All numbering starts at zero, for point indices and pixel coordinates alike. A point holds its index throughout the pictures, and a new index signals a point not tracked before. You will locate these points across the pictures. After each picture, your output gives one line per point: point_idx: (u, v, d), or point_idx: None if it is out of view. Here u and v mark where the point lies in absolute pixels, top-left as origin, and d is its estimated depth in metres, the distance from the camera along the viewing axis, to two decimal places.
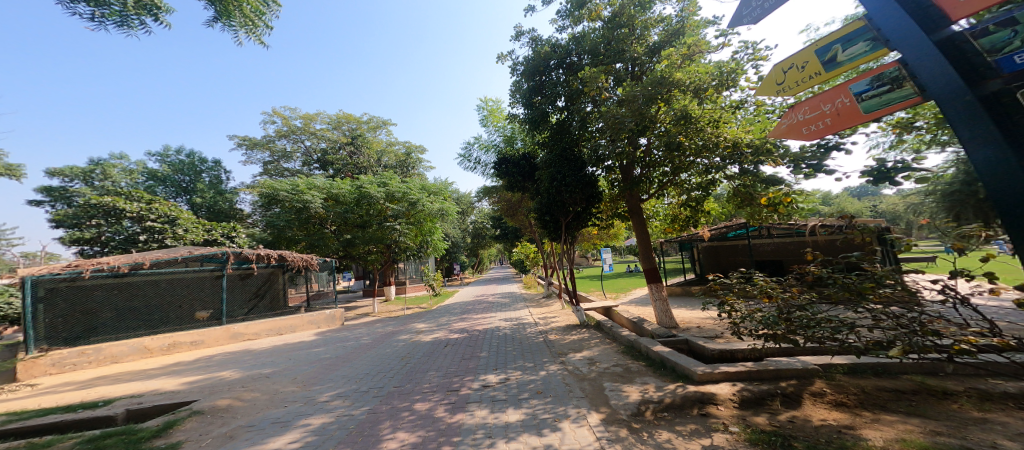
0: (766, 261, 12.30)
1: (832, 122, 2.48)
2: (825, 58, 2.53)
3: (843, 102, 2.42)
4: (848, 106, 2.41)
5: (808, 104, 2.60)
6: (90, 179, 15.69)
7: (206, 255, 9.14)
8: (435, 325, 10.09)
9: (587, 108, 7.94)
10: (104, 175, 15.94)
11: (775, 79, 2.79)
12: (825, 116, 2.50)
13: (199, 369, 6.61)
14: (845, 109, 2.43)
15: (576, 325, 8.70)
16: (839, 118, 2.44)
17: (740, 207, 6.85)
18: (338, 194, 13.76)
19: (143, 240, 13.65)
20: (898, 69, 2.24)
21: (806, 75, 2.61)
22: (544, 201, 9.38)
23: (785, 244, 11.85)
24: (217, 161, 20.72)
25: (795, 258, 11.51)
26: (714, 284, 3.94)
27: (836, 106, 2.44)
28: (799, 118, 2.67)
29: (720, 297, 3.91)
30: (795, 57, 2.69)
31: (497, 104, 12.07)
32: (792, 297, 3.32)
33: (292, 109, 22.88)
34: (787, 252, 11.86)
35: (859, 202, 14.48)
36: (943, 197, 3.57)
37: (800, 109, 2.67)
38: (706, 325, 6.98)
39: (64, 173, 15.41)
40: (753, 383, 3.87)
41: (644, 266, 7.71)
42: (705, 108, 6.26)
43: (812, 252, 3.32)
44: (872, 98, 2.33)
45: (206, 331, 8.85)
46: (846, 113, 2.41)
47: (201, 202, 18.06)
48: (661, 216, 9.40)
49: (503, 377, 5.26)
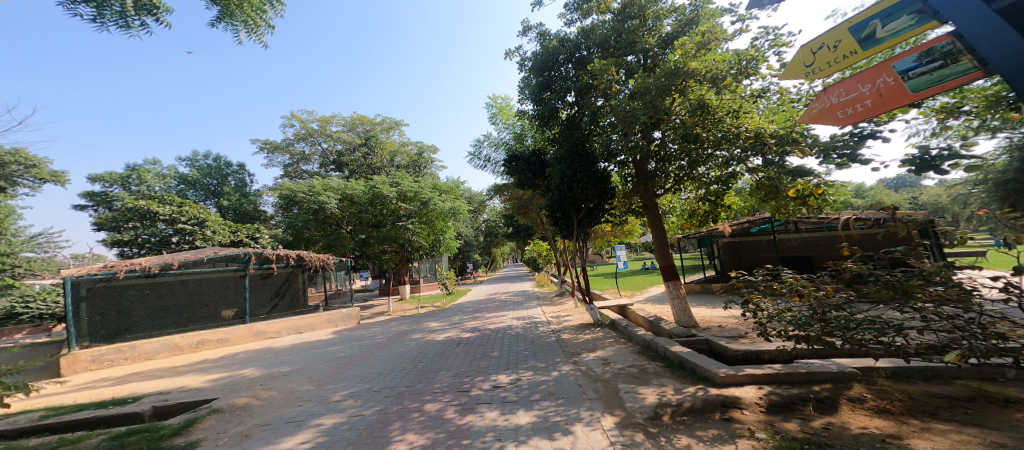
0: (793, 257, 11.84)
1: (873, 104, 2.29)
2: (861, 35, 2.32)
3: (885, 82, 2.22)
4: (892, 86, 2.20)
5: (844, 85, 2.39)
6: (127, 184, 16.25)
7: (229, 256, 9.32)
8: (448, 324, 10.05)
9: (598, 103, 7.72)
10: (139, 180, 16.51)
11: (803, 61, 2.59)
12: (865, 99, 2.31)
13: (221, 367, 6.73)
14: (888, 90, 2.22)
15: (590, 325, 8.51)
16: (881, 100, 2.25)
17: (766, 200, 6.59)
18: (352, 194, 13.89)
19: (175, 242, 14.06)
20: (952, 42, 2.03)
21: (839, 55, 2.40)
22: (556, 198, 9.21)
23: (815, 238, 11.42)
24: (241, 165, 21.27)
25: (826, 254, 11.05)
26: (738, 281, 3.71)
27: (877, 87, 2.24)
28: (833, 101, 2.47)
29: (744, 295, 3.68)
30: (825, 36, 2.47)
31: (506, 101, 11.93)
32: (827, 296, 3.09)
33: (308, 112, 23.31)
34: (817, 247, 11.43)
35: (890, 194, 13.78)
36: None
37: (834, 91, 2.48)
38: (728, 325, 6.68)
39: (104, 179, 16.02)
40: (782, 387, 3.66)
41: (661, 263, 7.46)
42: (724, 98, 5.96)
43: (849, 246, 3.08)
44: (920, 75, 2.13)
45: (231, 329, 9.01)
46: (890, 94, 2.21)
47: (227, 205, 18.57)
48: (678, 212, 9.08)
49: (515, 377, 5.15)
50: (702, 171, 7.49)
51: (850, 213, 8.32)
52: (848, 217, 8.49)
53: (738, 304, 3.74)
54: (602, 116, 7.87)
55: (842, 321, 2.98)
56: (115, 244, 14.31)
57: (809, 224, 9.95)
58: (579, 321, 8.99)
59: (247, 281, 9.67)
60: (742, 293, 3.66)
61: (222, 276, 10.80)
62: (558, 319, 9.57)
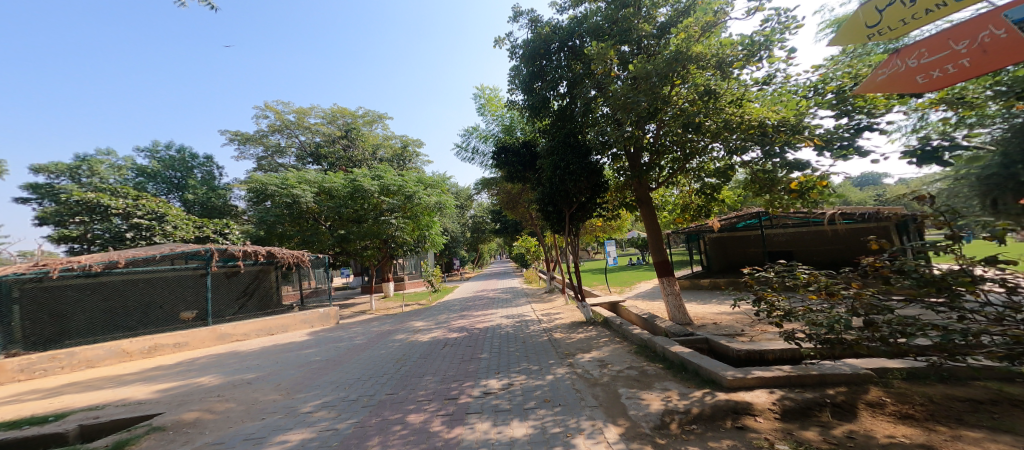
0: (778, 253, 11.87)
1: (972, 60, 2.20)
2: None
3: (992, 35, 2.17)
4: (1001, 38, 2.13)
5: (929, 45, 2.38)
6: (78, 176, 15.05)
7: (188, 253, 8.57)
8: (433, 324, 9.60)
9: (591, 94, 7.39)
10: (91, 172, 15.34)
11: (866, 20, 2.62)
12: (962, 55, 2.24)
13: (177, 375, 6.12)
14: (996, 42, 2.14)
15: (582, 322, 8.24)
16: (986, 53, 2.16)
17: (759, 194, 6.38)
18: (331, 188, 13.18)
19: (130, 237, 13.15)
20: None
21: (922, 9, 2.40)
22: (547, 192, 8.87)
23: (802, 233, 11.52)
24: (210, 157, 20.15)
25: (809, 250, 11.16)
26: (751, 278, 3.40)
27: (981, 39, 2.18)
28: (912, 63, 2.43)
29: (757, 293, 3.37)
30: None
31: (495, 92, 11.49)
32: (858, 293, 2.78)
33: (285, 103, 22.34)
34: (804, 242, 11.52)
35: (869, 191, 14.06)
36: (971, 183, 2.99)
37: (913, 53, 2.44)
38: (724, 322, 6.46)
39: (49, 170, 14.79)
40: (795, 390, 3.42)
41: (655, 259, 7.22)
42: (727, 87, 5.72)
43: (878, 240, 2.81)
44: None
45: (192, 332, 8.35)
46: (998, 45, 2.13)
47: (194, 199, 17.53)
48: (670, 206, 8.89)
49: (506, 382, 4.78)
50: (697, 163, 7.28)
51: (833, 209, 8.48)
52: (833, 212, 8.54)
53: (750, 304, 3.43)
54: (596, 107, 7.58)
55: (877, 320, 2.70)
56: (64, 241, 13.21)
57: (796, 220, 9.96)
58: (570, 319, 8.70)
59: (210, 280, 8.93)
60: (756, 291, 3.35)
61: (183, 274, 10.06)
62: (549, 317, 9.25)
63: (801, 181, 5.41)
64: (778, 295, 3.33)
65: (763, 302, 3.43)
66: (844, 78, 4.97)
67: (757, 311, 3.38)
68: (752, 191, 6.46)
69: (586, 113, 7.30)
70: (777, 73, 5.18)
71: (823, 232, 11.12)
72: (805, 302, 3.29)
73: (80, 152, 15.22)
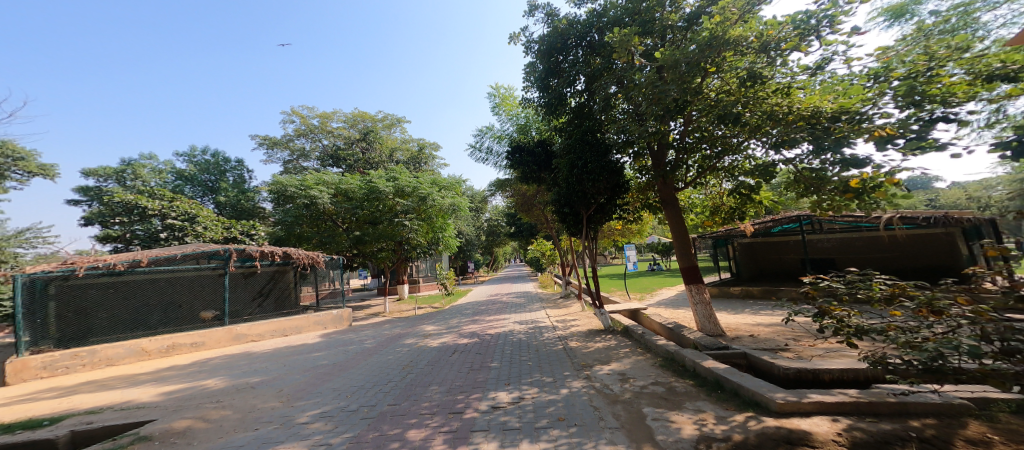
0: (828, 261, 11.07)
1: None
2: None
3: None
4: None
5: None
6: (123, 179, 15.58)
7: (207, 252, 8.53)
8: (444, 328, 9.29)
9: (611, 90, 6.97)
10: (135, 175, 15.77)
11: None
12: None
13: (186, 375, 5.99)
14: None
15: (600, 330, 7.74)
16: None
17: (806, 195, 5.85)
18: (347, 189, 13.14)
19: (164, 238, 13.44)
20: None
21: None
22: (564, 192, 8.43)
23: (851, 239, 10.68)
24: (240, 160, 20.68)
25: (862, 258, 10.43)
26: (812, 289, 2.83)
27: None
28: None
29: (821, 307, 2.80)
30: None
31: (510, 91, 11.19)
32: (977, 313, 2.18)
33: (308, 108, 22.79)
34: (854, 248, 10.69)
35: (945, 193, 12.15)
36: None
37: None
38: (761, 334, 5.84)
39: (97, 173, 15.36)
40: (865, 420, 2.87)
41: (683, 264, 6.68)
42: (772, 75, 5.15)
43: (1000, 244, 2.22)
44: None
45: (209, 331, 8.29)
46: None
47: (225, 201, 17.88)
48: (698, 208, 8.33)
49: (517, 396, 4.37)
50: (734, 160, 6.77)
51: (892, 212, 7.77)
52: (890, 215, 7.78)
53: (812, 319, 2.86)
54: (616, 104, 7.20)
55: (999, 343, 2.12)
56: (106, 240, 13.73)
57: (842, 224, 9.16)
58: (588, 327, 8.21)
59: (227, 280, 8.86)
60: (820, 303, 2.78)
61: (201, 274, 10.07)
62: (564, 324, 8.78)
63: (861, 180, 4.79)
64: (847, 309, 2.77)
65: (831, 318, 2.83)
66: (915, 62, 4.46)
67: (821, 328, 2.81)
68: (798, 191, 5.94)
69: (605, 109, 6.84)
70: (838, 55, 4.67)
71: (877, 238, 10.26)
72: (883, 320, 2.71)
73: (125, 156, 15.77)
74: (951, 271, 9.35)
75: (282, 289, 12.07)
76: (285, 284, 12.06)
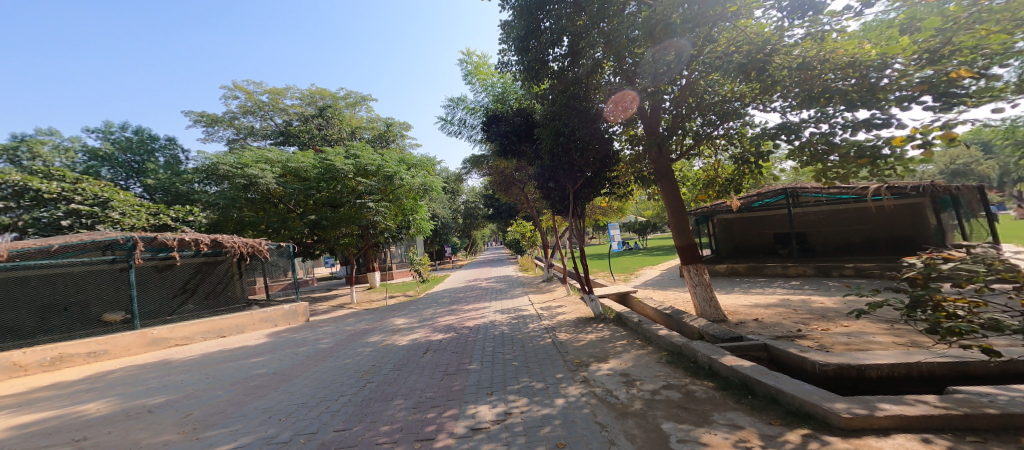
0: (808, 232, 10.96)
1: None
2: None
3: None
4: None
5: None
6: (17, 158, 13.05)
7: (107, 242, 7.06)
8: (416, 321, 8.27)
9: (600, 55, 6.15)
10: (33, 154, 13.36)
11: None
12: None
13: (68, 398, 4.72)
14: None
15: (590, 318, 7.02)
16: None
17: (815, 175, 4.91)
18: (298, 169, 11.53)
19: (66, 226, 11.46)
20: None
21: None
22: (548, 164, 7.57)
23: (838, 211, 10.34)
24: (172, 140, 18.25)
25: (841, 228, 10.36)
26: (919, 274, 2.44)
27: None
28: None
29: (931, 295, 2.35)
30: None
31: (484, 58, 10.02)
32: None
33: (256, 82, 20.42)
34: (839, 220, 10.41)
35: None
36: None
37: None
38: (766, 317, 5.23)
39: None
40: (966, 439, 2.14)
41: (678, 243, 6.08)
42: (806, 19, 4.24)
43: None
44: None
45: (113, 337, 6.94)
46: None
47: (156, 184, 15.60)
48: (691, 181, 7.72)
49: (501, 411, 3.51)
50: (734, 127, 6.10)
51: (881, 183, 7.36)
52: (879, 186, 7.45)
53: (912, 312, 2.41)
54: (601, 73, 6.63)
55: None
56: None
57: (826, 198, 8.86)
58: (576, 315, 7.45)
59: (134, 274, 7.38)
60: (918, 293, 2.39)
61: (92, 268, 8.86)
62: (550, 312, 7.97)
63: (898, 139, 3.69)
64: (970, 302, 2.29)
65: (945, 312, 2.35)
66: None
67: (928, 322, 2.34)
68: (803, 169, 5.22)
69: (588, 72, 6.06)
70: None
71: (864, 210, 9.96)
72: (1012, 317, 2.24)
73: (17, 132, 13.27)
74: (920, 242, 9.35)
75: (213, 283, 10.49)
76: (218, 277, 10.51)
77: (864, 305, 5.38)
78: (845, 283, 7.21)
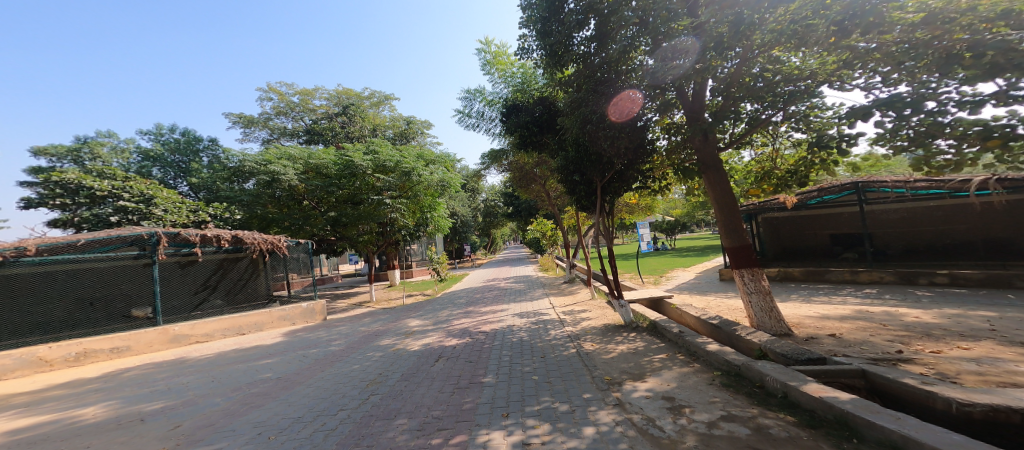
0: (887, 234, 9.63)
1: None
2: None
3: None
4: None
5: None
6: (80, 159, 13.71)
7: (129, 238, 7.00)
8: (431, 324, 7.77)
9: (633, 32, 5.43)
10: (93, 155, 14.04)
11: None
12: None
13: (70, 400, 4.49)
14: None
15: (620, 326, 6.26)
16: None
17: (918, 168, 3.92)
18: (319, 165, 11.40)
19: (115, 221, 11.72)
20: None
21: None
22: (574, 154, 6.83)
23: (927, 209, 9.05)
24: (213, 140, 18.85)
25: (929, 229, 9.07)
26: None
27: None
28: None
29: None
30: None
31: (503, 46, 9.43)
32: None
33: (288, 84, 20.87)
34: (929, 219, 9.09)
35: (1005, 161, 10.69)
36: None
37: None
38: (846, 334, 4.32)
39: (49, 153, 13.54)
40: None
41: (728, 244, 5.22)
42: None
43: None
44: None
45: (136, 333, 6.81)
46: None
47: (199, 183, 16.06)
48: (742, 174, 6.80)
49: (521, 441, 2.87)
50: (799, 108, 5.24)
51: (989, 174, 6.13)
52: (985, 178, 6.20)
53: None
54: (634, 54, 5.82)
55: None
56: (57, 226, 12.17)
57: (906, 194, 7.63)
58: (603, 321, 6.69)
59: (157, 271, 7.27)
60: None
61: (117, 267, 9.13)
62: (573, 317, 7.25)
63: None
64: None
65: None
66: None
67: None
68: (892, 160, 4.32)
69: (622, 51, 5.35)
70: None
71: (965, 207, 8.64)
72: None
73: (80, 134, 13.99)
74: None
75: (234, 280, 10.58)
76: (237, 275, 10.59)
77: (972, 323, 4.37)
78: (928, 293, 6.11)
